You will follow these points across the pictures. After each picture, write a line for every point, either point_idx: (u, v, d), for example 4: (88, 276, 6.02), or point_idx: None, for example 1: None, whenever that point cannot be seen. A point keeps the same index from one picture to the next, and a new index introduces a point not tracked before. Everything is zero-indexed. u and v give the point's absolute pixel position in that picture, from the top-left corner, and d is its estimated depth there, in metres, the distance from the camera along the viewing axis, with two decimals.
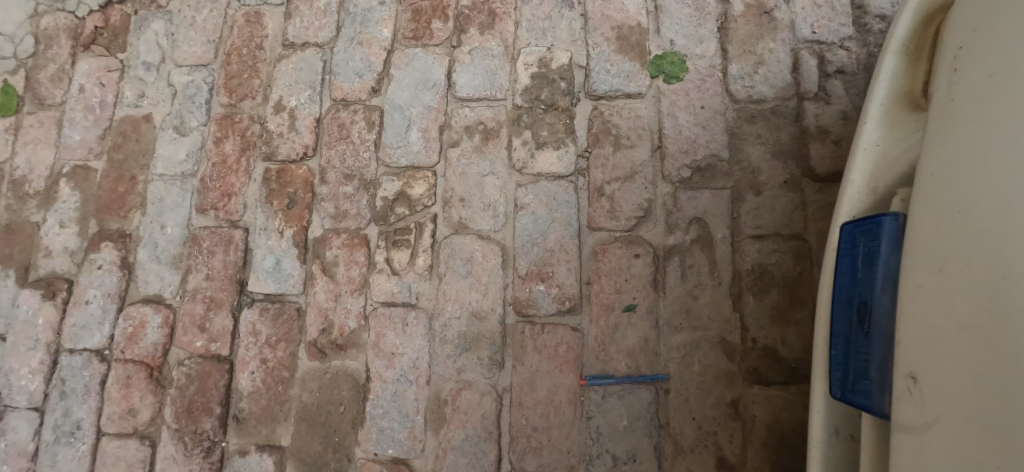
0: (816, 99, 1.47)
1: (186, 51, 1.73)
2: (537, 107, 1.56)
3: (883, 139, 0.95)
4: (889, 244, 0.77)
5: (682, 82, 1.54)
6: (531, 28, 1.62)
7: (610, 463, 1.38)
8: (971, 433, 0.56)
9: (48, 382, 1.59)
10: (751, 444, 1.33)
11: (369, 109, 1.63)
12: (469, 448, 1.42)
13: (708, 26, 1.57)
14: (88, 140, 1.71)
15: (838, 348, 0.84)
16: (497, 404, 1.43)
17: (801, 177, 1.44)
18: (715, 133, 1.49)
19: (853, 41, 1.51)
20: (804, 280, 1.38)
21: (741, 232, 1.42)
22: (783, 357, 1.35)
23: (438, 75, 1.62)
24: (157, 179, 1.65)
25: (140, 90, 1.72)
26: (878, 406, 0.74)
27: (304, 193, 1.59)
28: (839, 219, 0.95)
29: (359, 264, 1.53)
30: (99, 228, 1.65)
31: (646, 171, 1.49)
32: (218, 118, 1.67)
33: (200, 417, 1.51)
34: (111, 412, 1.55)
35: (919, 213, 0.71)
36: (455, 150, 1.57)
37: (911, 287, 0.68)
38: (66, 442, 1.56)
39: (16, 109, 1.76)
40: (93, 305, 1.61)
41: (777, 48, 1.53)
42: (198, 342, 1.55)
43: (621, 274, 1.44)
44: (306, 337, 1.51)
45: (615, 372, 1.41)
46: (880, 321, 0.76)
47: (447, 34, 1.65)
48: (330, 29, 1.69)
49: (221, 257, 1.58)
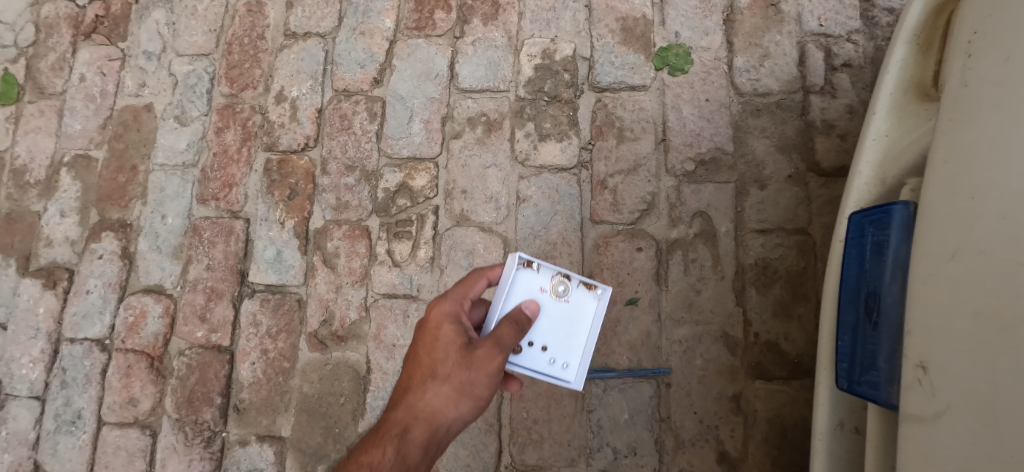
0: (822, 93, 1.46)
1: (187, 40, 1.72)
2: (540, 99, 1.55)
3: (892, 129, 0.94)
4: (900, 233, 0.76)
5: (687, 74, 1.53)
6: (534, 19, 1.61)
7: (610, 456, 1.37)
8: (986, 422, 0.56)
9: (48, 371, 1.59)
10: (752, 439, 1.33)
11: (371, 100, 1.62)
12: (470, 441, 1.42)
13: (714, 18, 1.55)
14: (89, 129, 1.70)
15: (845, 339, 0.83)
16: (497, 396, 1.42)
17: (806, 171, 1.42)
18: (720, 126, 1.48)
19: (860, 34, 1.49)
20: (808, 274, 1.37)
21: (745, 226, 1.42)
22: (785, 351, 1.35)
23: (441, 66, 1.61)
24: (157, 169, 1.65)
25: (141, 80, 1.71)
26: (886, 397, 0.74)
27: (305, 184, 1.58)
28: (846, 209, 0.94)
29: (359, 256, 1.52)
30: (100, 217, 1.64)
31: (650, 164, 1.48)
32: (218, 109, 1.66)
33: (200, 407, 1.51)
34: (111, 401, 1.55)
35: (932, 200, 0.70)
36: (457, 142, 1.56)
37: (923, 275, 0.67)
38: (66, 430, 1.56)
39: (17, 98, 1.75)
40: (94, 294, 1.61)
41: (783, 41, 1.51)
42: (198, 333, 1.55)
43: (623, 267, 1.44)
44: (307, 329, 1.51)
45: (616, 365, 1.40)
46: (890, 310, 0.76)
47: (450, 24, 1.64)
48: (332, 19, 1.68)
49: (222, 248, 1.58)
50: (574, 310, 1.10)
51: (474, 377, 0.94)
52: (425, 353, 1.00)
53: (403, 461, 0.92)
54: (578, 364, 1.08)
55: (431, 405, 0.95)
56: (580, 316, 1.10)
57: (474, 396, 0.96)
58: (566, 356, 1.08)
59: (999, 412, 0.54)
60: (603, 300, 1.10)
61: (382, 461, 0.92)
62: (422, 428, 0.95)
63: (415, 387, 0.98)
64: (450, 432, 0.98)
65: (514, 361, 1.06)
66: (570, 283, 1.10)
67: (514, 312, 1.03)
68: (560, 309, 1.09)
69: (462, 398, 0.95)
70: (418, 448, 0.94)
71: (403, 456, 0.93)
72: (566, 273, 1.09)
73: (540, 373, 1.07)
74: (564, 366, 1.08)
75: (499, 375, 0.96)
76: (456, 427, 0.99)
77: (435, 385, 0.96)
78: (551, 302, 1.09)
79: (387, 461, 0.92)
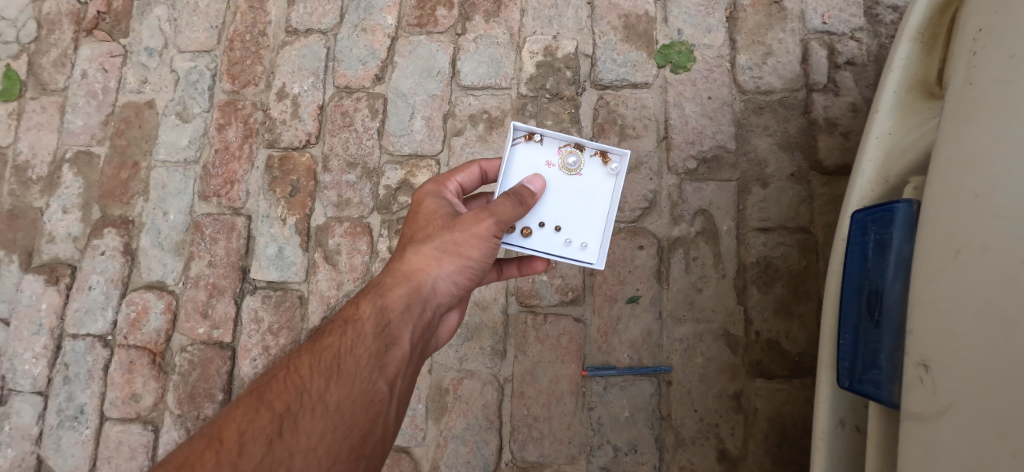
0: (825, 91, 1.45)
1: (188, 37, 1.72)
2: (542, 96, 1.55)
3: (896, 127, 0.94)
4: (902, 231, 0.76)
5: (689, 72, 1.52)
6: (536, 16, 1.60)
7: (611, 454, 1.38)
8: (991, 418, 0.56)
9: (51, 366, 1.60)
10: (752, 437, 1.33)
11: (373, 97, 1.62)
12: (471, 437, 1.42)
13: (717, 15, 1.55)
14: (91, 126, 1.71)
15: (846, 337, 0.84)
16: (498, 393, 1.43)
17: (809, 170, 1.42)
18: (722, 125, 1.47)
19: (864, 32, 1.48)
20: (810, 273, 1.36)
21: (747, 224, 1.41)
22: (786, 350, 1.35)
23: (443, 63, 1.61)
24: (159, 165, 1.65)
25: (143, 76, 1.71)
26: (887, 395, 0.74)
27: (307, 181, 1.58)
28: (849, 208, 0.94)
29: (361, 253, 1.52)
30: (102, 213, 1.64)
31: (652, 162, 1.48)
32: (220, 105, 1.66)
33: (202, 403, 1.51)
34: (114, 397, 1.55)
35: (935, 198, 0.70)
36: (458, 139, 1.55)
37: (925, 272, 0.68)
38: (69, 426, 1.56)
39: (19, 94, 1.75)
40: (96, 290, 1.61)
41: (786, 39, 1.50)
42: (200, 329, 1.55)
43: (625, 266, 1.44)
44: (308, 325, 1.51)
45: (617, 363, 1.40)
46: (892, 309, 0.75)
47: (452, 21, 1.63)
48: (334, 15, 1.67)
49: (224, 245, 1.58)
50: (589, 182, 1.11)
51: (458, 236, 0.97)
52: (413, 223, 1.07)
53: (383, 311, 0.93)
54: (597, 242, 1.10)
55: (414, 264, 0.98)
56: (596, 189, 1.12)
57: (459, 254, 0.97)
58: (584, 234, 1.10)
59: (1006, 409, 0.54)
60: (621, 166, 1.10)
61: (362, 312, 0.93)
62: (404, 284, 0.96)
63: (400, 252, 1.02)
64: (435, 293, 0.99)
65: (529, 243, 1.08)
66: (582, 155, 1.11)
67: (523, 181, 1.04)
68: (574, 182, 1.11)
69: (446, 256, 0.98)
70: (399, 301, 0.95)
71: (383, 308, 0.93)
72: (578, 144, 1.11)
73: (557, 252, 1.09)
74: (582, 245, 1.10)
75: (490, 239, 0.97)
76: (443, 288, 1.00)
77: (418, 246, 1.00)
78: (563, 182, 1.11)
79: (366, 311, 0.93)
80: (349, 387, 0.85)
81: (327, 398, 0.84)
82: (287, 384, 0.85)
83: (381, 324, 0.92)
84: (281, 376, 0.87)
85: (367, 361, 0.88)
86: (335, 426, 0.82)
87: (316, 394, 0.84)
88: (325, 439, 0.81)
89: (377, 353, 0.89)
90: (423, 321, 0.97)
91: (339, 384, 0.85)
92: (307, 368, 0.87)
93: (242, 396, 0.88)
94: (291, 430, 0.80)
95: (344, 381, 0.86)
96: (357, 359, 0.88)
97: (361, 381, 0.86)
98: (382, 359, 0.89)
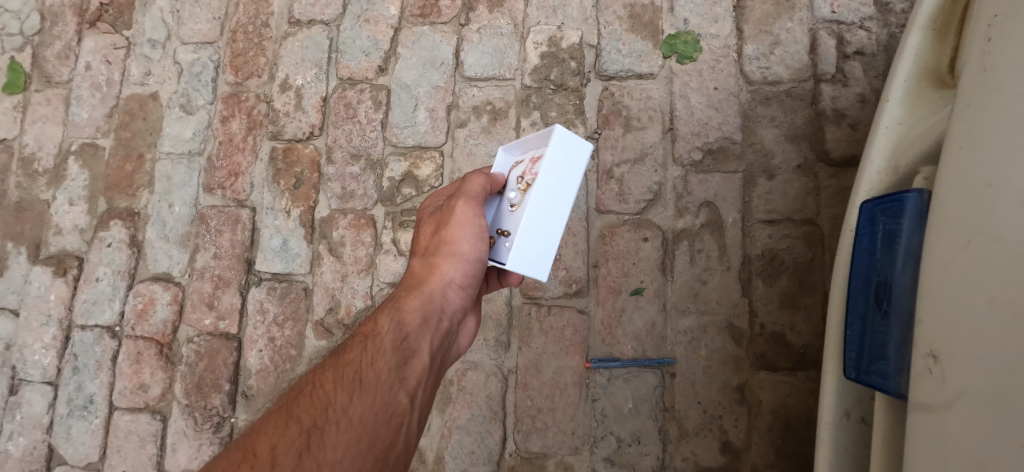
0: (833, 82, 1.43)
1: (191, 28, 1.71)
2: (547, 87, 1.53)
3: (906, 117, 0.92)
4: (913, 222, 0.75)
5: (695, 62, 1.51)
6: (541, 6, 1.58)
7: (614, 445, 1.38)
8: (1003, 411, 0.55)
9: (61, 357, 1.62)
10: (756, 429, 1.33)
11: (376, 88, 1.61)
12: (475, 428, 1.43)
13: (724, 5, 1.52)
14: (96, 118, 1.71)
15: (854, 329, 0.83)
16: (502, 384, 1.44)
17: (815, 162, 1.40)
18: (727, 115, 1.46)
19: (874, 21, 1.45)
20: (815, 266, 1.36)
21: (753, 216, 1.40)
22: (791, 342, 1.34)
23: (447, 54, 1.59)
24: (164, 157, 1.65)
25: (146, 68, 1.71)
26: (895, 386, 0.73)
27: (311, 173, 1.58)
28: (857, 198, 0.93)
29: (365, 245, 1.52)
30: (108, 206, 1.65)
31: (657, 153, 1.47)
32: (224, 98, 1.66)
33: (210, 393, 1.53)
34: (123, 387, 1.57)
35: (947, 187, 0.69)
36: (462, 130, 1.55)
37: (935, 263, 0.67)
38: (79, 415, 1.58)
39: (24, 86, 1.75)
40: (103, 282, 1.62)
41: (794, 29, 1.48)
42: (206, 320, 1.56)
43: (630, 257, 1.44)
44: (314, 317, 1.52)
45: (620, 355, 1.41)
46: (901, 300, 0.75)
47: (455, 11, 1.62)
48: (336, 6, 1.66)
49: (229, 236, 1.59)
50: None
51: (450, 232, 0.99)
52: (418, 236, 1.10)
53: (401, 325, 0.94)
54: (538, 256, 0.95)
55: (425, 276, 1.01)
56: None
57: (457, 252, 0.98)
58: None
59: (1016, 399, 0.54)
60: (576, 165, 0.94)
61: (381, 327, 0.95)
62: (417, 297, 0.98)
63: (413, 268, 1.05)
64: (448, 304, 1.01)
65: None
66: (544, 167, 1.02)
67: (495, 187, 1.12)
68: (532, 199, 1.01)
69: (446, 259, 0.99)
70: (414, 315, 0.96)
71: (400, 322, 0.95)
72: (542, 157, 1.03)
73: None
74: None
75: (476, 224, 0.98)
76: (454, 298, 1.02)
77: (429, 258, 1.03)
78: None
79: (385, 326, 0.95)
80: (371, 400, 0.85)
81: (350, 412, 0.83)
82: (312, 399, 0.85)
83: (400, 338, 0.93)
84: (306, 392, 0.87)
85: (388, 373, 0.89)
86: (359, 438, 0.81)
87: (339, 408, 0.83)
88: (350, 452, 0.79)
89: (397, 366, 0.90)
90: (440, 332, 0.99)
91: (362, 397, 0.85)
92: (330, 383, 0.87)
93: (268, 413, 0.87)
94: (318, 444, 0.78)
95: (366, 393, 0.85)
96: (378, 372, 0.88)
97: (382, 394, 0.86)
98: (402, 371, 0.90)
